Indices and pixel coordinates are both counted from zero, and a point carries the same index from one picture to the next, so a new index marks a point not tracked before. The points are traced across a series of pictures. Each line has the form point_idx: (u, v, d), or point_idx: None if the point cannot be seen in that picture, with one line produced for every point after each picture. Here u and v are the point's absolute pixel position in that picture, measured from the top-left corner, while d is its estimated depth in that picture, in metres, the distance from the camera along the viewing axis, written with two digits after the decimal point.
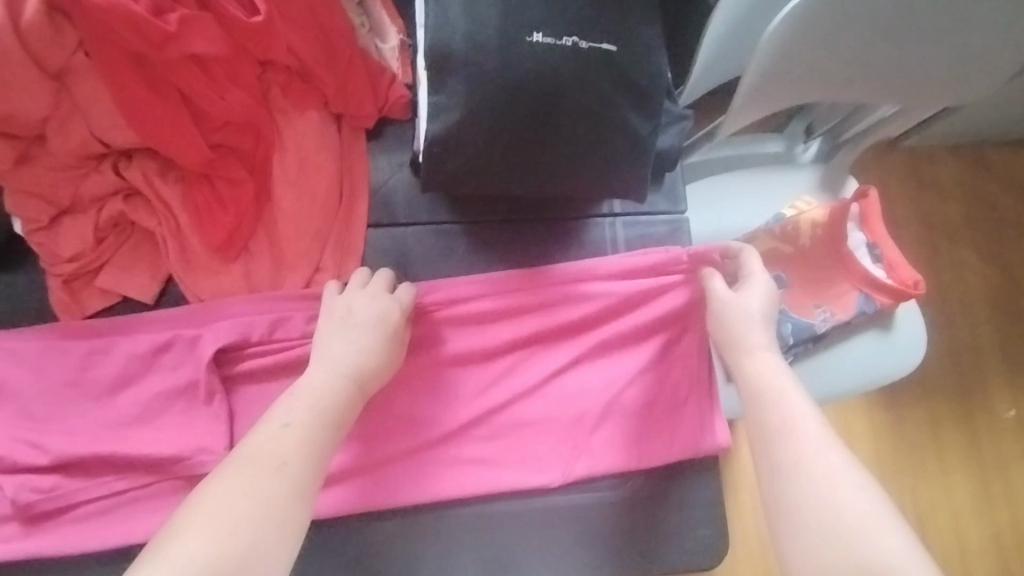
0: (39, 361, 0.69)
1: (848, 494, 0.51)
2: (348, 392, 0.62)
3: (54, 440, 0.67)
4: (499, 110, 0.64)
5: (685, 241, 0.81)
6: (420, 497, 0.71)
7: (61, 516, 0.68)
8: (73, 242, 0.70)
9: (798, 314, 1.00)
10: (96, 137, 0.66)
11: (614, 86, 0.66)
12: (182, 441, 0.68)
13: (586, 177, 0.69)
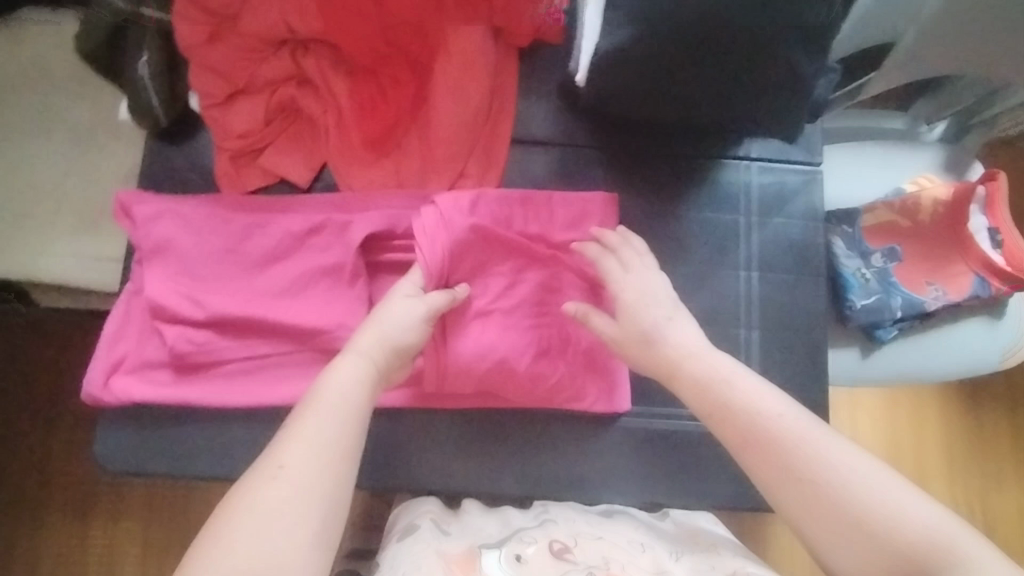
0: (202, 226, 0.74)
1: (864, 487, 0.52)
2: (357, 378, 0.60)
3: (212, 299, 0.72)
4: (677, 34, 0.67)
5: (819, 194, 0.82)
6: (535, 402, 0.75)
7: (208, 370, 0.73)
8: (244, 120, 0.75)
9: (910, 290, 0.99)
10: (283, 23, 0.72)
11: (791, 22, 0.67)
12: (325, 316, 0.73)
13: (744, 109, 0.73)
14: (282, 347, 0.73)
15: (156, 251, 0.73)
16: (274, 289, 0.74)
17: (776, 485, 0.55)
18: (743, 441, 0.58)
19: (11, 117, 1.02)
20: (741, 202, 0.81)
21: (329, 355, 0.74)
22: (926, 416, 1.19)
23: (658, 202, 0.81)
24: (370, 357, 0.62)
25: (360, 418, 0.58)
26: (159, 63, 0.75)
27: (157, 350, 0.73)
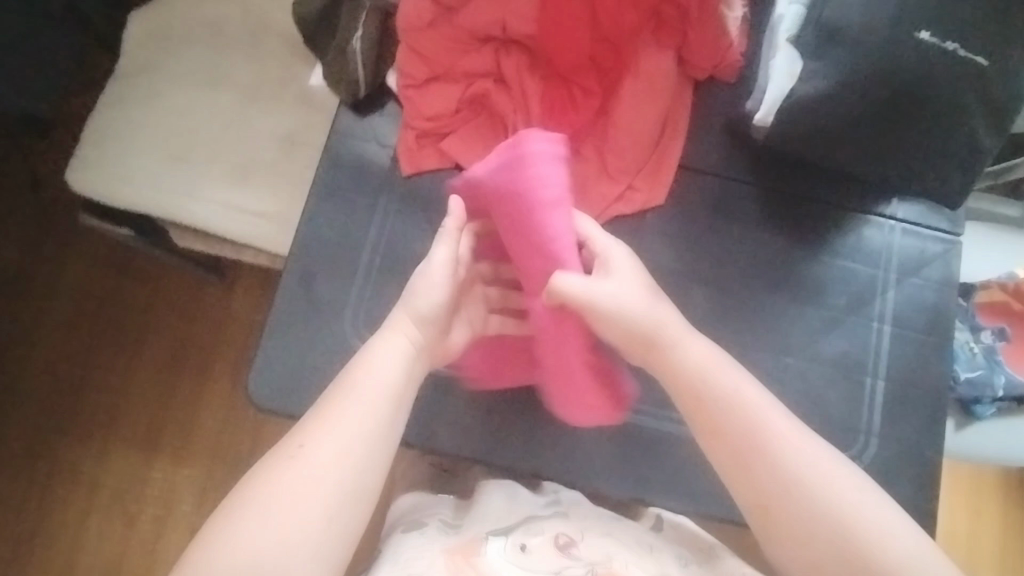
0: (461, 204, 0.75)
1: (817, 464, 0.59)
2: (381, 407, 0.60)
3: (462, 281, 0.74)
4: (866, 89, 0.73)
5: (957, 264, 0.85)
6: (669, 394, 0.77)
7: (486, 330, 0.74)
8: (437, 104, 0.80)
9: (1014, 372, 1.01)
10: (499, 23, 0.78)
11: (975, 96, 0.73)
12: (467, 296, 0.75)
13: (911, 167, 0.76)
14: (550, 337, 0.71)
15: (495, 191, 0.70)
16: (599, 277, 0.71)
17: (755, 493, 0.60)
18: (785, 493, 0.59)
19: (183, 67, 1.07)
20: (881, 260, 0.84)
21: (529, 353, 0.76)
22: (1008, 501, 1.17)
23: (805, 245, 0.84)
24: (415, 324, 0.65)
25: (396, 402, 0.61)
26: (372, 38, 0.81)
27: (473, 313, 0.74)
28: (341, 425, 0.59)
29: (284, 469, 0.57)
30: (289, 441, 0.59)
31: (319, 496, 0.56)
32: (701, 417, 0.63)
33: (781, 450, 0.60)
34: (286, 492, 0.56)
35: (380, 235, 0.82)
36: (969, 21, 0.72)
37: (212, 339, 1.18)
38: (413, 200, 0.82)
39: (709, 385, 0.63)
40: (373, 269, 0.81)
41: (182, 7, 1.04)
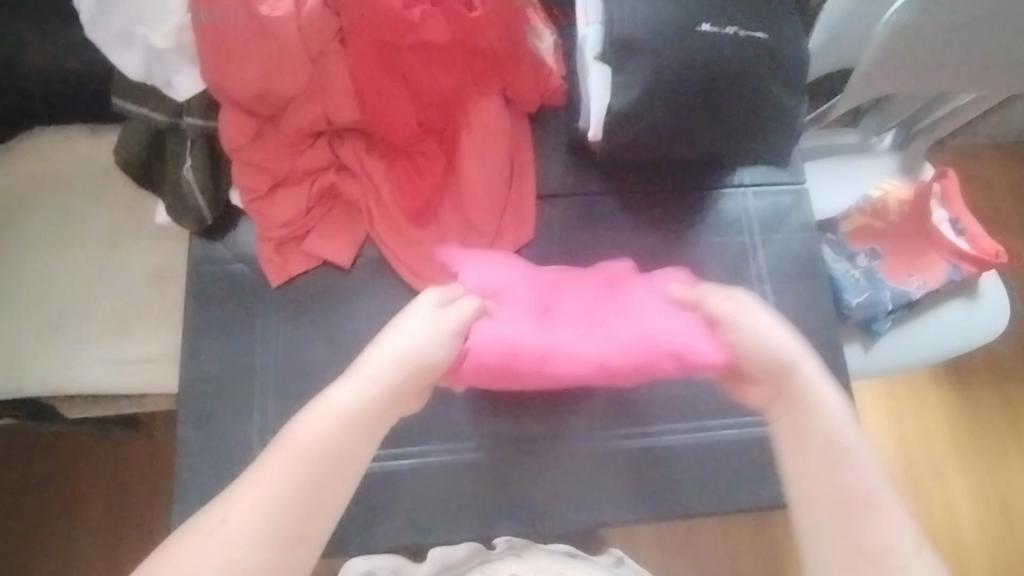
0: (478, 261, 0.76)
1: (894, 511, 0.54)
2: (366, 427, 0.55)
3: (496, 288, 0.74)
4: (674, 89, 0.78)
5: (808, 209, 0.91)
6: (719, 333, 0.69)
7: (581, 348, 0.72)
8: (288, 210, 0.80)
9: (894, 283, 1.09)
10: (324, 117, 0.76)
11: (768, 70, 0.78)
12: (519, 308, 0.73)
13: (736, 141, 0.82)
14: (619, 334, 0.72)
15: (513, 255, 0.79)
16: (610, 312, 0.75)
17: (811, 509, 0.56)
18: (817, 456, 0.59)
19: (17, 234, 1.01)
20: (744, 226, 0.89)
21: (587, 335, 0.73)
22: (937, 394, 1.26)
23: (673, 234, 0.88)
24: (406, 362, 0.60)
25: (377, 429, 0.56)
26: (203, 165, 0.80)
27: (520, 329, 0.71)
28: (324, 438, 0.53)
29: (262, 474, 0.50)
30: (270, 448, 0.52)
31: (283, 528, 0.48)
32: (807, 427, 0.60)
33: (867, 479, 0.56)
34: (241, 523, 0.47)
35: (266, 352, 0.80)
36: (739, 5, 0.78)
37: (143, 498, 1.11)
38: (292, 307, 0.82)
39: (806, 408, 0.61)
40: (273, 387, 0.79)
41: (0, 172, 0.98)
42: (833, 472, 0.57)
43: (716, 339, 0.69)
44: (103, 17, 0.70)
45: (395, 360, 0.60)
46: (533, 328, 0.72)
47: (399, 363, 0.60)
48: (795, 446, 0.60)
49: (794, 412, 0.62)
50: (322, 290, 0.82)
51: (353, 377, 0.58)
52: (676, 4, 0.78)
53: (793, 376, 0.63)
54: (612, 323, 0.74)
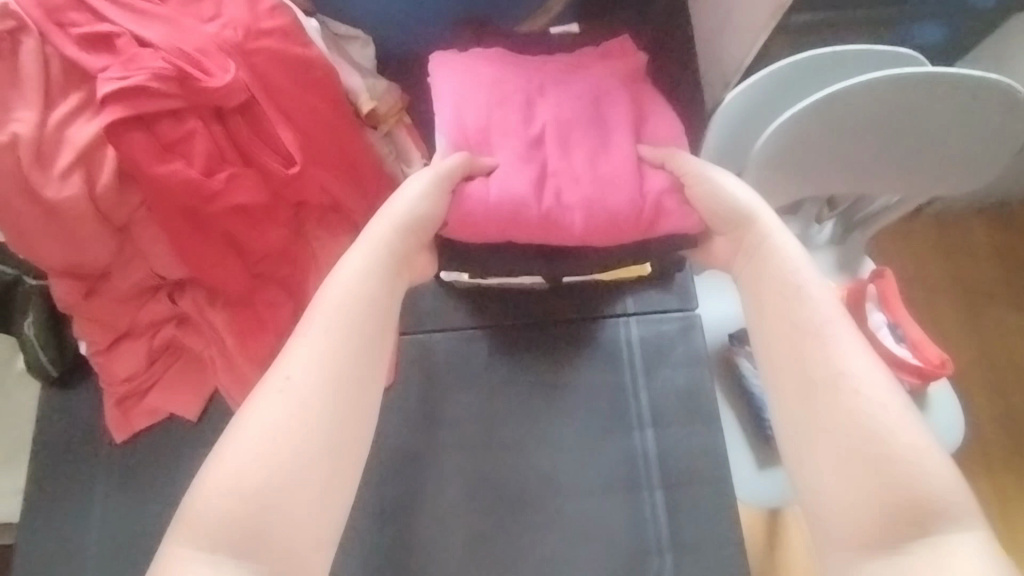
0: (465, 60, 0.75)
1: (895, 414, 0.57)
2: (349, 318, 0.62)
3: (457, 68, 0.75)
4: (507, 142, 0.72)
5: (699, 336, 0.84)
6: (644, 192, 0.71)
7: (528, 181, 0.70)
8: (129, 363, 0.77)
9: None
10: (154, 273, 0.74)
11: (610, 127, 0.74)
12: (464, 124, 0.72)
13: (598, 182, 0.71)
14: (583, 173, 0.70)
15: (474, 83, 0.73)
16: (590, 149, 0.72)
17: (821, 396, 0.59)
18: (775, 296, 0.65)
19: None
20: (625, 359, 0.83)
21: (558, 137, 0.72)
22: None
23: (547, 371, 0.82)
24: (374, 244, 0.66)
25: (358, 310, 0.62)
26: (45, 319, 0.78)
27: (512, 176, 0.70)
28: (304, 353, 0.59)
29: (272, 398, 0.57)
30: (284, 375, 0.58)
31: (304, 431, 0.56)
32: (787, 326, 0.63)
33: (868, 384, 0.58)
34: (262, 434, 0.55)
35: (105, 516, 0.76)
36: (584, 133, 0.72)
37: None
38: (134, 469, 0.78)
39: (802, 304, 0.63)
40: (105, 560, 0.75)
41: None
42: (826, 384, 0.59)
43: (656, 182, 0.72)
44: None
45: (377, 251, 0.66)
46: (513, 155, 0.71)
47: (399, 227, 0.67)
48: (817, 338, 0.61)
49: (789, 298, 0.64)
50: (167, 445, 0.78)
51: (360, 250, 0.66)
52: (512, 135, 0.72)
53: (742, 233, 0.69)
54: (547, 126, 0.72)
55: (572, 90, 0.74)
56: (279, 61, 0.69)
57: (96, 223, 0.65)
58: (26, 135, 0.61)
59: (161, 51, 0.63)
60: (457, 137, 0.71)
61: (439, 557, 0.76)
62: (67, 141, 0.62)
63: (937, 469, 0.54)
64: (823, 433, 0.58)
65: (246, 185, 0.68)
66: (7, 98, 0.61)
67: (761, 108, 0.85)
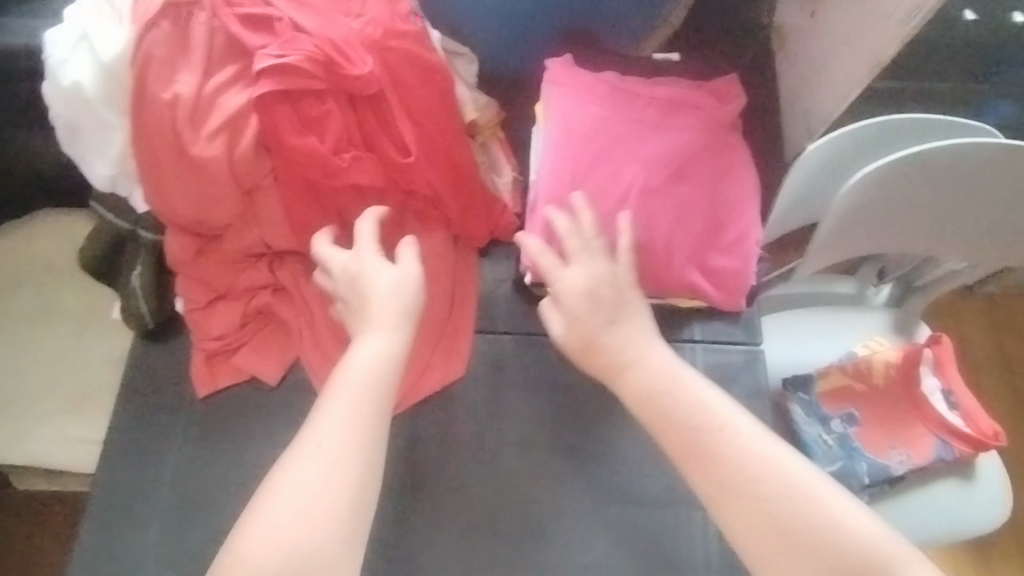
0: (570, 97, 0.74)
1: (796, 491, 0.59)
2: (372, 395, 0.65)
3: (561, 105, 0.74)
4: (596, 190, 0.71)
5: (762, 372, 0.87)
6: (722, 268, 0.71)
7: (605, 246, 0.69)
8: (223, 322, 0.82)
9: (874, 455, 1.01)
10: (262, 242, 0.79)
11: (704, 181, 0.72)
12: (556, 171, 0.71)
13: (681, 240, 0.70)
14: (662, 243, 0.70)
15: (576, 130, 0.72)
16: (670, 204, 0.70)
17: (727, 509, 0.59)
18: (655, 421, 0.64)
19: (13, 313, 1.12)
20: None
21: (648, 197, 0.70)
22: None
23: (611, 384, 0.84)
24: (390, 325, 0.67)
25: (381, 388, 0.65)
26: (150, 272, 0.83)
27: (593, 241, 0.69)
28: (331, 420, 0.63)
29: (300, 464, 0.61)
30: (311, 437, 0.62)
31: (326, 496, 0.60)
32: (680, 450, 0.62)
33: (757, 474, 0.59)
34: (290, 499, 0.59)
35: (180, 461, 0.81)
36: (676, 158, 0.72)
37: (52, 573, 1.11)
38: (210, 421, 0.82)
39: (679, 421, 0.63)
40: (174, 502, 0.79)
41: (21, 255, 1.15)
42: (724, 487, 0.60)
43: (735, 258, 0.71)
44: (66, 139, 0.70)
45: (383, 325, 0.67)
46: (600, 213, 0.70)
47: (405, 297, 0.69)
48: (704, 451, 0.61)
49: (668, 426, 0.63)
50: (244, 405, 0.82)
51: (377, 332, 0.67)
52: (602, 152, 0.72)
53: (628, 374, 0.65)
54: (641, 182, 0.70)
55: (673, 140, 0.72)
56: (409, 60, 0.75)
57: (229, 183, 0.72)
58: (186, 96, 0.68)
59: (313, 40, 0.70)
60: (549, 195, 0.71)
61: (490, 549, 0.78)
62: (220, 107, 0.70)
63: (839, 522, 0.57)
64: (760, 537, 0.58)
65: (368, 173, 0.74)
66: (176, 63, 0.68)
67: (845, 158, 0.88)
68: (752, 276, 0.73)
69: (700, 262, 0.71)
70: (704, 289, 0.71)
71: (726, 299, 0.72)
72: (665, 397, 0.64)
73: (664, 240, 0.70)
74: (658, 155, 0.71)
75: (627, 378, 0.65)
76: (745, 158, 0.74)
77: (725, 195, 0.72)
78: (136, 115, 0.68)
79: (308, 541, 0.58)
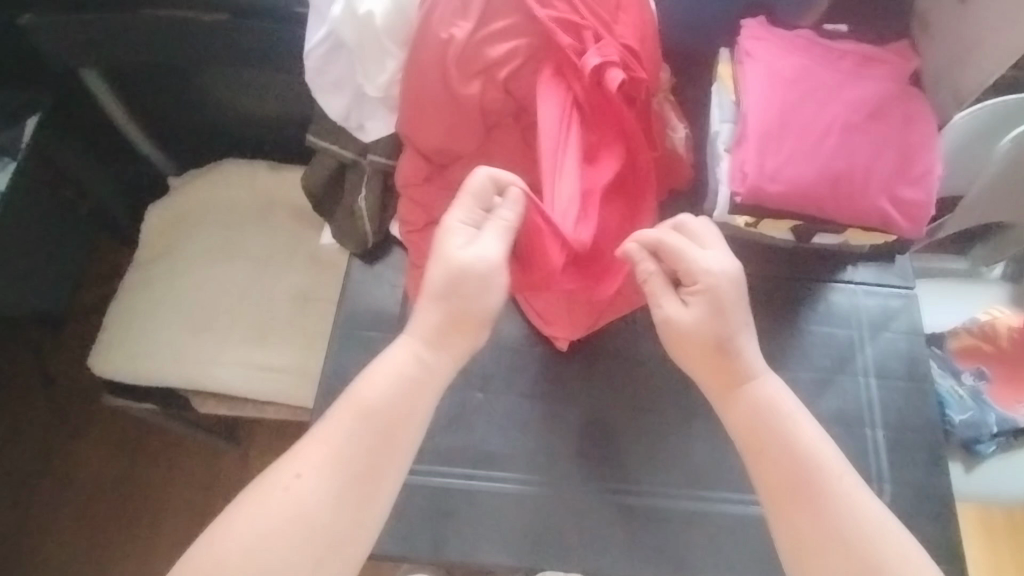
0: (773, 47, 0.87)
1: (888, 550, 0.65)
2: (397, 401, 0.70)
3: (766, 53, 0.87)
4: (800, 124, 0.83)
5: (918, 313, 0.95)
6: (909, 197, 0.83)
7: (809, 170, 0.81)
8: (439, 243, 0.91)
9: (1003, 409, 1.08)
10: (485, 172, 0.89)
11: (891, 123, 0.84)
12: (765, 107, 0.83)
13: (874, 171, 0.82)
14: (857, 173, 0.82)
15: (780, 74, 0.85)
16: (863, 140, 0.83)
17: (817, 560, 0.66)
18: (757, 435, 0.72)
19: (196, 250, 1.21)
20: (853, 320, 0.94)
21: (846, 133, 0.83)
22: None
23: (782, 317, 0.94)
24: (425, 341, 0.73)
25: (414, 391, 0.71)
26: (373, 197, 0.94)
27: (800, 166, 0.81)
28: (370, 401, 0.69)
29: (333, 431, 0.68)
30: (356, 399, 0.69)
31: (344, 480, 0.66)
32: (775, 478, 0.69)
33: (849, 523, 0.66)
34: (320, 462, 0.67)
35: None
36: (868, 103, 0.85)
37: (215, 495, 1.39)
38: None
39: (788, 448, 0.70)
40: None
41: (197, 196, 1.24)
42: (825, 532, 0.66)
43: (919, 189, 0.83)
44: (321, 68, 0.86)
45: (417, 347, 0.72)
46: (804, 143, 0.82)
47: (443, 312, 0.72)
48: (803, 489, 0.68)
49: (773, 450, 0.70)
50: None
51: (402, 346, 0.73)
52: (804, 93, 0.84)
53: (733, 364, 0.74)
54: (838, 120, 0.83)
55: (863, 88, 0.85)
56: (634, 19, 0.84)
57: (479, 119, 0.83)
58: (459, 38, 0.80)
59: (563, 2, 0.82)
60: (760, 125, 0.83)
61: (685, 454, 0.88)
62: (483, 55, 0.81)
63: None
64: (794, 525, 0.67)
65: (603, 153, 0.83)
66: (448, 10, 0.81)
67: (993, 124, 0.98)
68: (932, 208, 0.84)
69: (891, 191, 0.82)
70: (894, 218, 0.82)
71: (911, 226, 0.83)
72: (782, 419, 0.72)
73: (860, 170, 0.82)
74: (852, 100, 0.84)
75: (737, 390, 0.74)
76: (925, 108, 0.86)
77: (910, 135, 0.84)
78: (414, 56, 0.81)
79: (310, 508, 0.65)
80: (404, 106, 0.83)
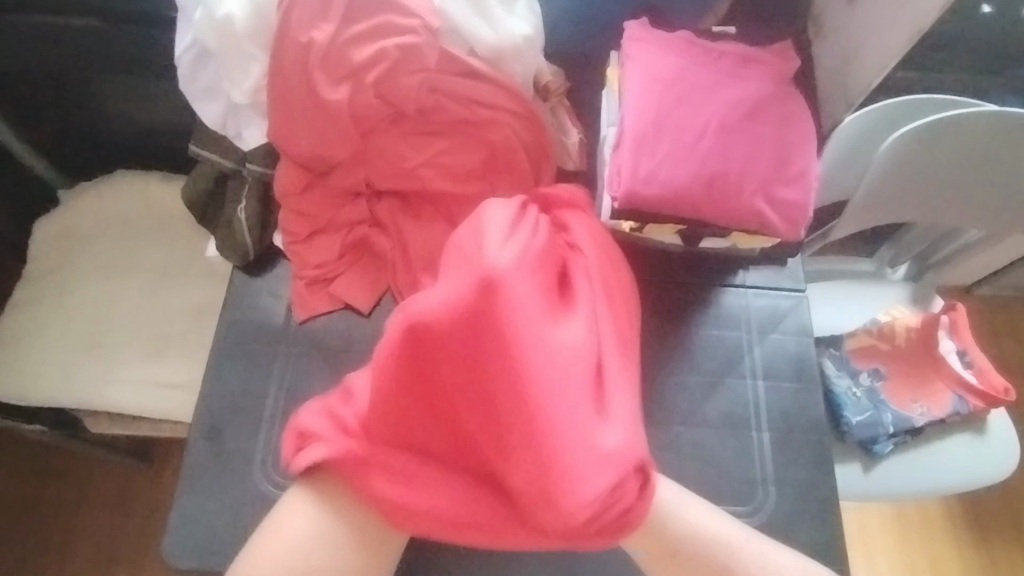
0: (653, 48, 0.87)
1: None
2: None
3: (646, 55, 0.87)
4: (678, 126, 0.83)
5: (807, 314, 0.96)
6: (787, 198, 0.83)
7: (686, 173, 0.81)
8: (321, 253, 0.89)
9: (897, 407, 1.10)
10: (366, 181, 0.87)
11: (768, 124, 0.85)
12: (643, 109, 0.83)
13: (751, 172, 0.82)
14: (734, 174, 0.82)
15: (659, 76, 0.85)
16: (740, 140, 0.83)
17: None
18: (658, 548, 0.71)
19: (90, 265, 1.16)
20: (742, 322, 0.94)
21: (722, 135, 0.83)
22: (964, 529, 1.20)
23: (674, 321, 0.93)
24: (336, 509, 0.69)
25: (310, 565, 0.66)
26: (254, 206, 0.92)
27: (675, 169, 0.81)
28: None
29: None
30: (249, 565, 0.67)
31: None
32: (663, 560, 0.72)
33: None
34: None
35: (282, 379, 0.87)
36: (744, 105, 0.85)
37: (122, 521, 1.33)
38: (310, 342, 0.89)
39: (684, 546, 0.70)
40: (278, 415, 0.86)
41: (90, 207, 1.19)
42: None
43: (796, 190, 0.83)
44: (193, 74, 0.84)
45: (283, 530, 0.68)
46: (681, 145, 0.82)
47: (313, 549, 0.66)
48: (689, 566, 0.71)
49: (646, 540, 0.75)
50: (339, 330, 0.89)
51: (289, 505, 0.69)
52: (682, 96, 0.85)
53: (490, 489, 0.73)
54: (715, 121, 0.84)
55: (741, 89, 0.86)
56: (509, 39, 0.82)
57: (351, 125, 0.81)
58: (320, 40, 0.78)
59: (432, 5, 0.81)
60: (638, 127, 0.82)
61: None
62: (349, 58, 0.79)
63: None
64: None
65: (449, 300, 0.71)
66: (313, 13, 0.79)
67: (875, 129, 1.00)
68: (811, 208, 0.85)
69: (768, 192, 0.83)
70: (771, 219, 0.82)
71: (789, 227, 0.83)
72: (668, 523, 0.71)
73: (736, 171, 0.82)
74: (729, 101, 0.85)
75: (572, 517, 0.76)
76: (802, 108, 0.87)
77: (787, 136, 0.85)
78: (279, 59, 0.79)
79: None
80: (273, 111, 0.81)
